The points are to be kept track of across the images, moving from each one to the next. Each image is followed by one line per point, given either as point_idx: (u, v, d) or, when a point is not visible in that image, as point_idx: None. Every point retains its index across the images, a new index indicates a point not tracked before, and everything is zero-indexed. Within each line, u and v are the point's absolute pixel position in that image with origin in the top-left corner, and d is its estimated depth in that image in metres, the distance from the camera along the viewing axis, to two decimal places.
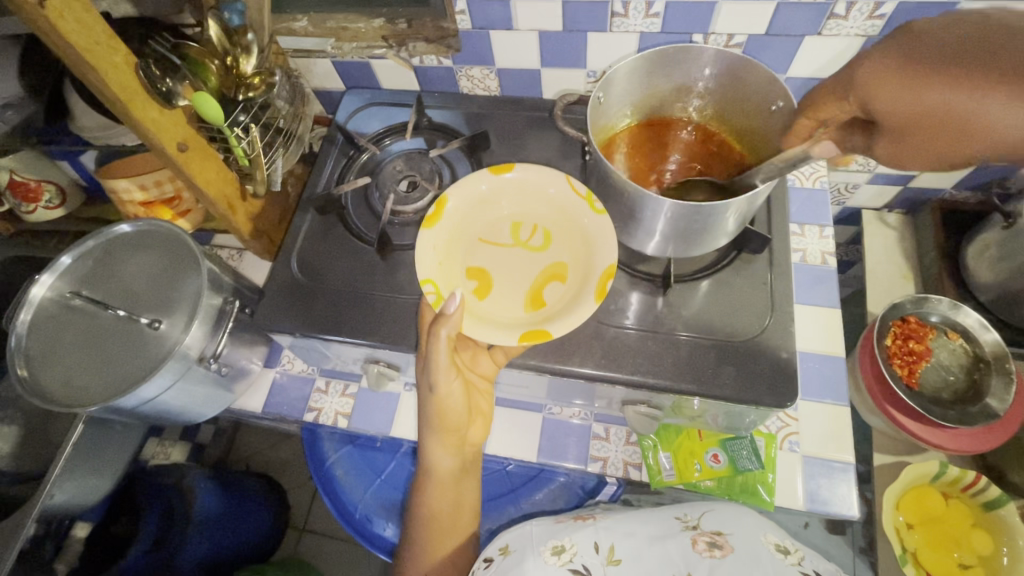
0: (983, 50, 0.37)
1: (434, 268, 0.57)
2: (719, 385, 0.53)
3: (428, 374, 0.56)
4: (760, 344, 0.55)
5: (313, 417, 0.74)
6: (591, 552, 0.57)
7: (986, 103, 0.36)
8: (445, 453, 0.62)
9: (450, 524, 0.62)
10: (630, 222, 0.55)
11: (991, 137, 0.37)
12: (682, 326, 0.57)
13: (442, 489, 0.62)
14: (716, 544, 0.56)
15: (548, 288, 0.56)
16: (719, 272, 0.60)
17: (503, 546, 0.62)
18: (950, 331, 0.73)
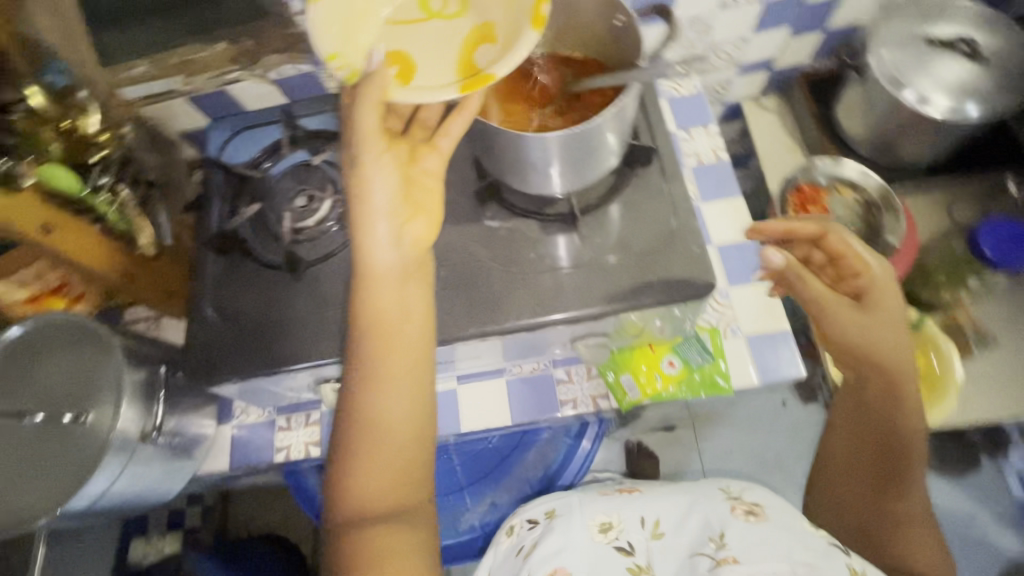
0: (875, 303, 0.57)
1: (335, 40, 0.51)
2: (646, 294, 0.56)
3: (358, 139, 0.51)
4: (673, 246, 0.58)
5: (284, 455, 0.73)
6: (635, 528, 0.62)
7: (833, 311, 0.58)
8: (387, 246, 0.51)
9: (394, 337, 0.51)
10: (523, 168, 0.55)
11: (828, 318, 0.58)
12: (605, 251, 0.59)
13: (379, 321, 0.51)
14: (752, 512, 0.59)
15: (480, 51, 0.51)
16: (623, 192, 0.62)
17: (550, 511, 0.70)
18: (842, 189, 0.78)
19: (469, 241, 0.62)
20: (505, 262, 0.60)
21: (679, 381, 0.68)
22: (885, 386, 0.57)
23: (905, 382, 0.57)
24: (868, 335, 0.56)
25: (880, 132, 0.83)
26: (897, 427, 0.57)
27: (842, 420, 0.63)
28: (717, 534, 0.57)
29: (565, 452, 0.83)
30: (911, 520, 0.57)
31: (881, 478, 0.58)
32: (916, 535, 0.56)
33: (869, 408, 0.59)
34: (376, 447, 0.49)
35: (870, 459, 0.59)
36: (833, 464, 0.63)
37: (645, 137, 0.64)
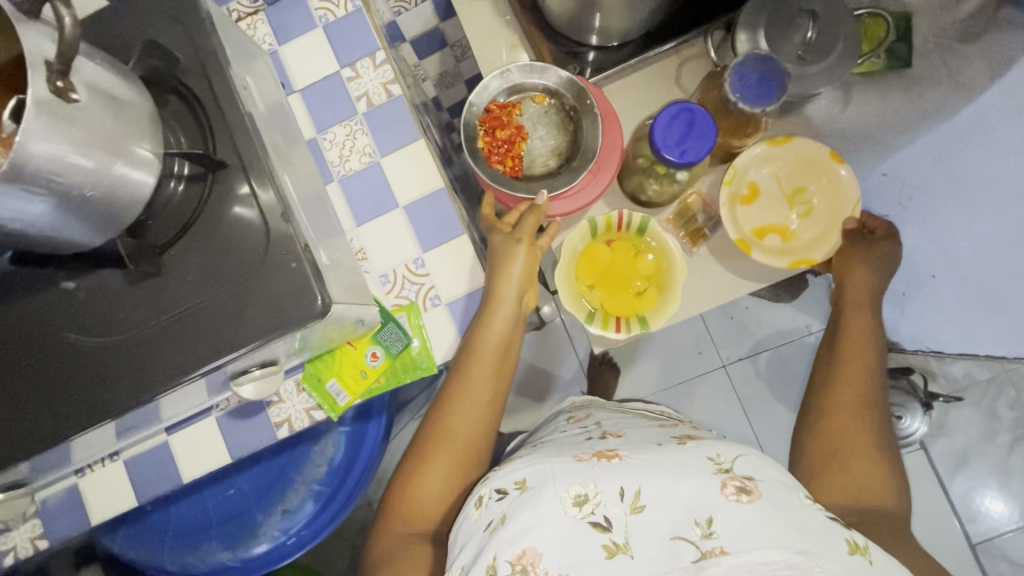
0: (879, 262, 0.74)
1: (745, 157, 0.74)
2: (248, 334, 0.49)
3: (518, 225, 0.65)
4: (271, 266, 0.49)
5: (12, 557, 0.67)
6: (614, 498, 0.48)
7: (863, 253, 0.74)
8: (511, 297, 0.63)
9: (500, 361, 0.63)
10: (18, 238, 0.43)
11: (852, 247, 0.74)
12: (198, 291, 0.50)
13: (524, 275, 0.64)
14: (745, 490, 0.46)
15: (771, 235, 0.74)
16: (208, 207, 0.50)
17: (520, 477, 0.53)
18: (535, 97, 0.69)
19: (46, 312, 0.51)
20: (95, 332, 0.50)
21: (386, 371, 0.64)
22: (852, 310, 0.74)
23: (857, 311, 0.73)
24: (856, 279, 0.74)
25: (577, 12, 0.70)
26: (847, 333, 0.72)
27: (815, 379, 0.72)
28: (704, 517, 0.44)
29: (347, 439, 0.82)
30: (840, 429, 0.64)
31: (836, 372, 0.69)
32: (851, 397, 0.66)
33: (842, 332, 0.73)
34: (471, 402, 0.63)
35: (828, 371, 0.71)
36: (806, 403, 0.71)
37: (223, 123, 0.50)
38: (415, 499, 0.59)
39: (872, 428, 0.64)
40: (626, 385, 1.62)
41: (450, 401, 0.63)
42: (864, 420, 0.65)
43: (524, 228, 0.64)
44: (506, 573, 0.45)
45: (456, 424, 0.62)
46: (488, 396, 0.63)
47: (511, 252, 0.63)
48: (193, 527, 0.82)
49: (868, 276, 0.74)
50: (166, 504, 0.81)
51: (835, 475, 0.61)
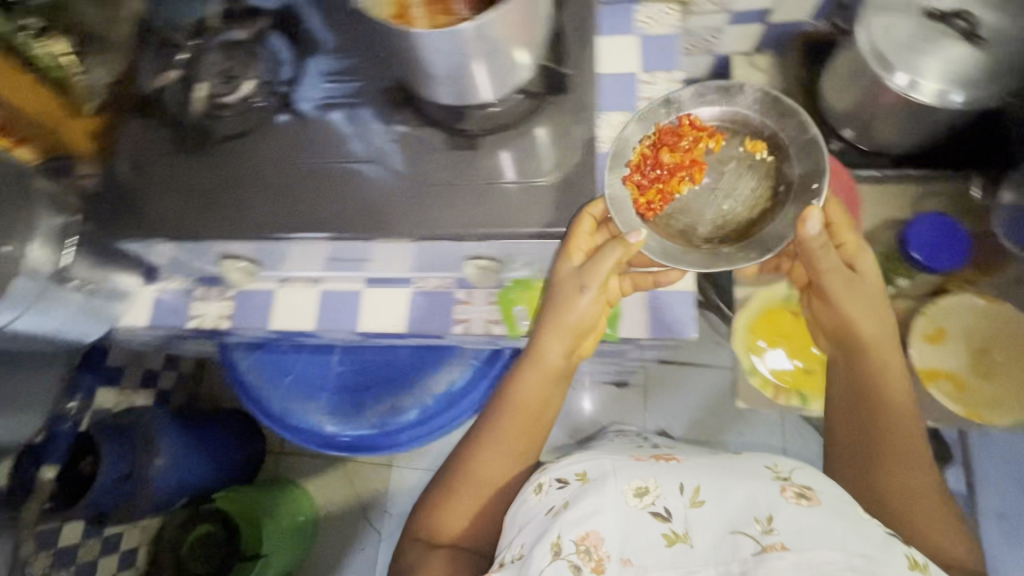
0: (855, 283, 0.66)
1: (948, 302, 0.75)
2: (527, 221, 0.58)
3: (585, 273, 0.61)
4: (568, 180, 0.59)
5: (197, 323, 0.77)
6: (674, 493, 0.55)
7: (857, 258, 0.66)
8: (556, 348, 0.64)
9: (534, 415, 0.69)
10: (421, 70, 0.55)
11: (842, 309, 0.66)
12: (499, 174, 0.60)
13: (576, 327, 0.63)
14: (804, 495, 0.52)
15: (945, 380, 0.73)
16: (541, 116, 0.61)
17: (580, 471, 0.61)
18: (813, 167, 0.75)
19: (372, 141, 0.62)
20: (400, 169, 0.61)
21: None
22: (857, 349, 0.66)
23: (866, 321, 0.65)
24: (849, 318, 0.66)
25: (863, 108, 0.77)
26: (867, 385, 0.66)
27: (838, 434, 0.69)
28: (764, 516, 0.51)
29: (473, 373, 0.87)
30: (892, 503, 0.61)
31: (882, 452, 0.63)
32: (907, 472, 0.62)
33: (857, 382, 0.67)
34: (510, 441, 0.69)
35: (857, 441, 0.66)
36: (840, 470, 0.67)
37: (576, 63, 0.61)
38: (440, 527, 0.70)
39: (928, 493, 0.61)
40: None
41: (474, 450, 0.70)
42: (910, 470, 0.62)
43: (590, 289, 0.60)
44: (571, 552, 0.51)
45: (483, 467, 0.69)
46: (528, 420, 0.69)
47: (570, 301, 0.62)
48: (312, 381, 0.90)
49: (873, 322, 0.65)
50: (304, 349, 0.90)
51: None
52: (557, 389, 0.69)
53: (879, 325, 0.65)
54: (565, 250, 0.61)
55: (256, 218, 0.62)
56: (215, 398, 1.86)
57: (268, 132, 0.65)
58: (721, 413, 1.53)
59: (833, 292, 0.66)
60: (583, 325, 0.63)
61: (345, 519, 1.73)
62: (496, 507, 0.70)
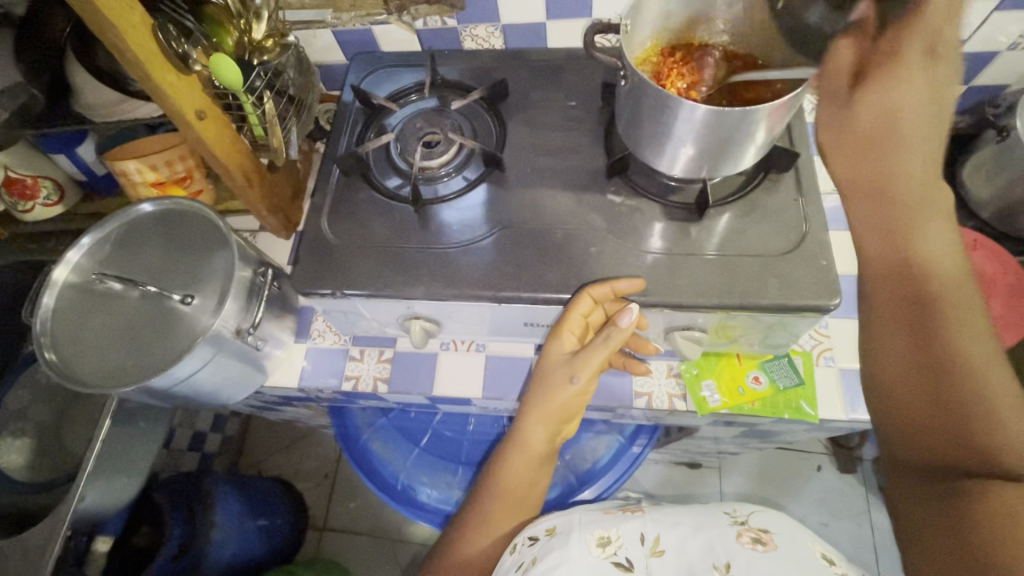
0: (875, 148, 0.44)
1: None
2: (764, 296, 0.56)
3: (577, 365, 0.63)
4: (795, 254, 0.58)
5: (351, 385, 0.73)
6: (635, 545, 0.60)
7: (894, 98, 0.43)
8: (539, 432, 0.68)
9: (518, 495, 0.69)
10: (661, 139, 0.57)
11: (902, 154, 0.43)
12: (716, 246, 0.60)
13: (560, 412, 0.65)
14: (760, 540, 0.57)
15: None
16: (750, 193, 0.62)
17: (550, 526, 0.64)
18: (984, 251, 0.75)
19: (587, 210, 0.64)
20: (618, 237, 0.62)
21: (764, 399, 0.66)
22: (903, 219, 0.43)
23: (911, 131, 0.43)
24: (903, 164, 0.43)
25: (1010, 197, 0.79)
26: (913, 252, 0.42)
27: (875, 303, 0.43)
28: (722, 563, 0.55)
29: (615, 450, 0.84)
30: (951, 367, 0.38)
31: (928, 329, 0.40)
32: (973, 332, 0.39)
33: (899, 242, 0.43)
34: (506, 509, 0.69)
35: (908, 286, 0.41)
36: (923, 441, 0.39)
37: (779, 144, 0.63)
38: None
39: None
40: None
41: (474, 523, 0.69)
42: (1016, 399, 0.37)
43: (580, 379, 0.63)
44: None
45: (467, 545, 0.68)
46: (519, 493, 0.69)
47: (557, 384, 0.65)
48: (442, 451, 0.86)
49: (919, 157, 0.43)
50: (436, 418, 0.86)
51: (985, 531, 0.34)
52: (541, 471, 0.71)
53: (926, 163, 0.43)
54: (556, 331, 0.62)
55: (469, 278, 0.61)
56: (255, 463, 1.74)
57: (470, 195, 0.66)
58: (808, 500, 1.45)
59: (908, 78, 0.43)
60: (566, 410, 0.66)
61: None
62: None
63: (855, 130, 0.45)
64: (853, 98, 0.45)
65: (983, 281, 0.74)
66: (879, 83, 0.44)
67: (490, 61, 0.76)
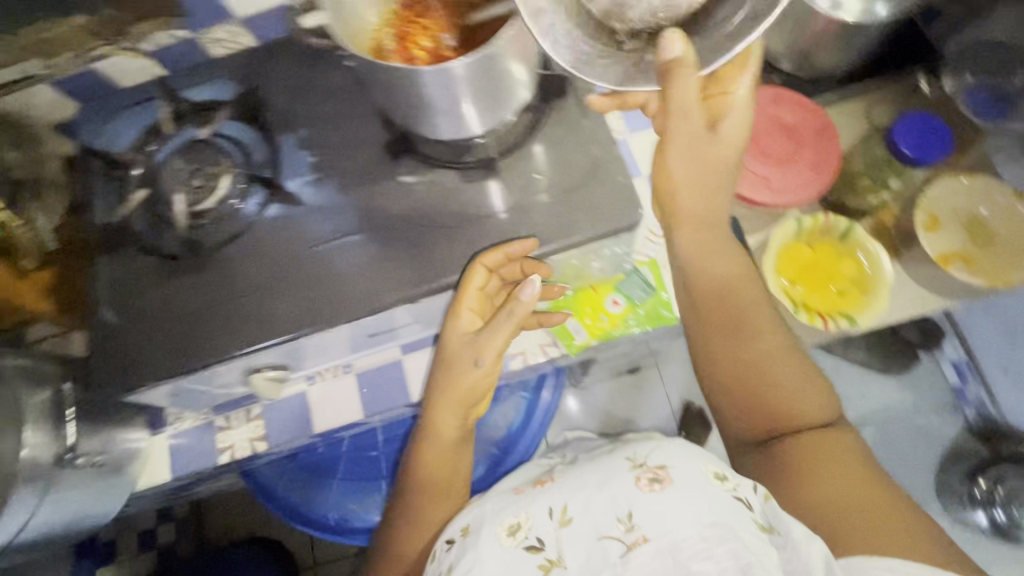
0: (665, 194, 0.61)
1: (932, 194, 0.78)
2: (575, 232, 0.55)
3: (479, 347, 0.62)
4: (597, 179, 0.56)
5: (228, 456, 0.68)
6: (544, 520, 0.57)
7: (673, 158, 0.58)
8: (450, 420, 0.66)
9: (440, 486, 0.69)
10: (421, 111, 0.53)
11: (681, 201, 0.60)
12: (523, 196, 0.57)
13: (468, 397, 0.65)
14: (656, 479, 0.55)
15: (959, 263, 0.76)
16: (543, 126, 0.59)
17: (465, 525, 0.62)
18: (787, 103, 0.78)
19: (388, 199, 0.59)
20: (423, 217, 0.58)
21: (625, 318, 0.68)
22: (696, 232, 0.61)
23: (692, 183, 0.59)
24: (692, 207, 0.60)
25: (800, 44, 0.81)
26: (701, 281, 0.62)
27: (691, 319, 0.64)
28: (625, 514, 0.53)
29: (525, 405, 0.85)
30: (751, 363, 0.61)
31: (735, 331, 0.62)
32: (754, 320, 0.62)
33: (695, 269, 0.62)
34: (436, 500, 0.68)
35: (721, 310, 0.62)
36: (754, 412, 0.61)
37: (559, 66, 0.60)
38: None
39: (797, 369, 0.61)
40: (717, 442, 1.56)
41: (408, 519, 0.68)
42: (806, 382, 0.61)
43: (485, 361, 0.62)
44: None
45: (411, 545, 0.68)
46: (450, 480, 0.70)
47: (463, 368, 0.64)
48: (361, 473, 0.83)
49: (695, 195, 0.60)
50: (343, 445, 0.82)
51: (811, 473, 0.56)
52: (462, 452, 0.71)
53: (706, 198, 0.60)
54: (454, 308, 0.60)
55: (282, 319, 0.56)
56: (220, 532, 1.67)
57: (263, 223, 0.59)
58: None
59: (672, 128, 0.55)
60: (473, 396, 0.66)
61: None
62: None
63: (661, 181, 0.61)
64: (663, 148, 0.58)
65: (790, 132, 0.76)
66: (669, 145, 0.57)
67: (243, 64, 0.66)
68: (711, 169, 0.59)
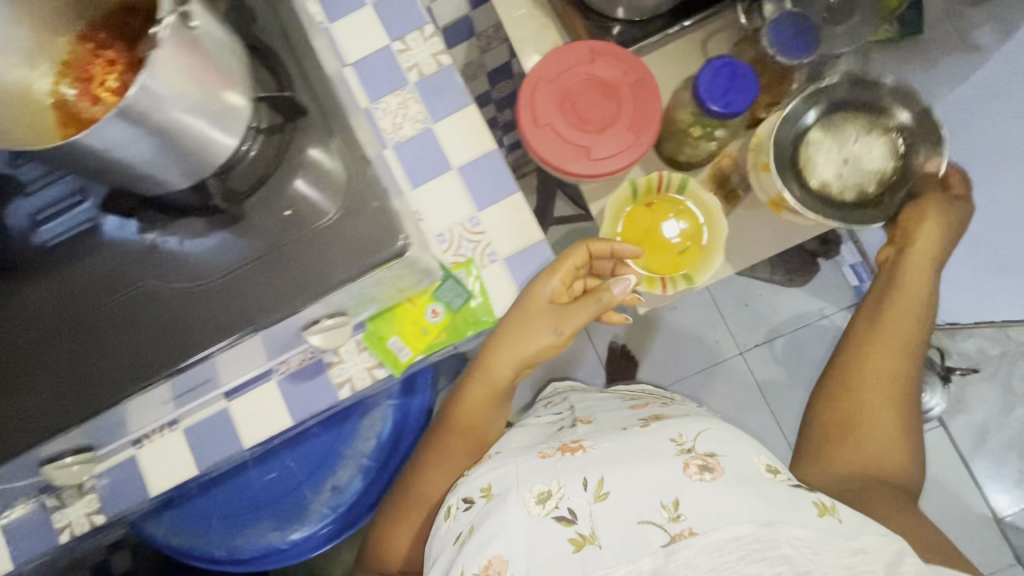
0: (888, 287, 0.78)
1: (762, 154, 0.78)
2: (337, 270, 0.51)
3: (562, 318, 0.69)
4: (354, 203, 0.51)
5: (68, 534, 0.66)
6: (577, 491, 0.59)
7: (902, 280, 0.77)
8: (507, 369, 0.72)
9: (473, 432, 0.76)
10: (122, 178, 0.46)
11: (912, 301, 0.75)
12: (284, 233, 0.52)
13: (528, 356, 0.71)
14: (707, 468, 0.57)
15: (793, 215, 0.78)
16: (291, 148, 0.52)
17: (486, 486, 0.65)
18: (605, 58, 0.71)
19: (128, 264, 0.53)
20: (171, 278, 0.52)
21: (446, 327, 0.65)
22: (902, 324, 0.74)
23: (908, 300, 0.75)
24: (918, 296, 0.75)
25: None
26: (875, 369, 0.73)
27: (859, 338, 0.76)
28: (670, 501, 0.55)
29: (393, 413, 0.83)
30: (898, 409, 0.72)
31: (852, 422, 0.72)
32: (880, 363, 0.73)
33: (866, 363, 0.74)
34: (448, 457, 0.75)
35: (856, 397, 0.73)
36: (841, 415, 0.73)
37: (300, 73, 0.52)
38: (385, 551, 0.77)
39: (899, 446, 0.71)
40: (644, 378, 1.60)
41: (426, 474, 0.75)
42: (898, 433, 0.72)
43: (563, 330, 0.69)
44: None
45: (397, 543, 0.75)
46: (478, 435, 0.76)
47: (533, 330, 0.68)
48: (242, 505, 0.82)
49: (917, 281, 0.76)
50: (214, 483, 0.81)
51: (885, 513, 0.62)
52: (497, 405, 0.77)
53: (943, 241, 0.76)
54: (552, 270, 0.67)
55: (48, 413, 0.52)
56: None
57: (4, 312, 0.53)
58: None
59: (907, 254, 0.77)
60: (530, 357, 0.71)
61: None
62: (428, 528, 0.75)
63: (897, 299, 0.76)
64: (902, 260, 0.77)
65: (608, 90, 0.71)
66: (903, 255, 0.77)
67: None
68: (900, 333, 0.74)
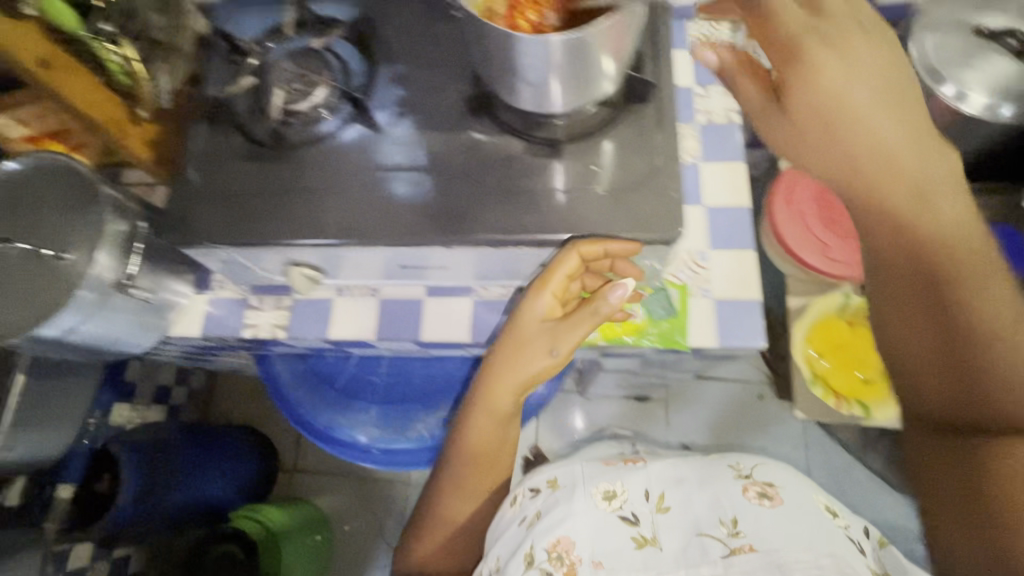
0: (905, 252, 0.51)
1: None
2: (616, 228, 0.57)
3: (552, 338, 0.66)
4: (652, 187, 0.58)
5: (251, 333, 0.75)
6: (641, 501, 0.78)
7: (915, 191, 0.51)
8: (505, 396, 0.72)
9: (490, 457, 0.78)
10: (509, 74, 0.56)
11: (944, 235, 0.51)
12: (584, 182, 0.60)
13: (526, 379, 0.69)
14: (764, 494, 0.75)
15: None
16: (617, 125, 0.61)
17: (553, 479, 0.85)
18: None
19: (450, 151, 0.63)
20: (477, 179, 0.61)
21: (639, 331, 0.71)
22: (928, 283, 0.50)
23: (962, 259, 0.50)
24: (986, 283, 0.49)
25: None
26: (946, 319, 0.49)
27: (928, 338, 0.50)
28: (730, 520, 0.71)
29: None
30: (999, 379, 0.47)
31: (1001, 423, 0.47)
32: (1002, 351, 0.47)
33: (958, 370, 0.49)
34: (478, 477, 0.81)
35: (966, 399, 0.48)
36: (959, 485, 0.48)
37: (656, 74, 0.62)
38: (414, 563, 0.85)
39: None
40: None
41: (456, 480, 0.80)
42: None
43: (561, 352, 0.67)
44: (542, 560, 0.69)
45: (419, 556, 0.84)
46: (500, 436, 0.76)
47: (532, 348, 0.67)
48: (360, 392, 0.89)
49: (955, 213, 0.52)
50: (350, 360, 0.89)
51: None
52: (511, 425, 0.77)
53: (964, 229, 0.51)
54: (539, 287, 0.63)
55: (332, 224, 0.61)
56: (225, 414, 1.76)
57: (337, 141, 0.65)
58: (745, 426, 1.51)
59: (890, 190, 0.51)
60: (531, 379, 0.70)
61: (358, 541, 1.63)
62: (459, 540, 0.84)
63: (910, 228, 0.52)
64: (885, 244, 0.52)
65: None
66: (971, 289, 0.49)
67: None
68: (939, 299, 0.50)
